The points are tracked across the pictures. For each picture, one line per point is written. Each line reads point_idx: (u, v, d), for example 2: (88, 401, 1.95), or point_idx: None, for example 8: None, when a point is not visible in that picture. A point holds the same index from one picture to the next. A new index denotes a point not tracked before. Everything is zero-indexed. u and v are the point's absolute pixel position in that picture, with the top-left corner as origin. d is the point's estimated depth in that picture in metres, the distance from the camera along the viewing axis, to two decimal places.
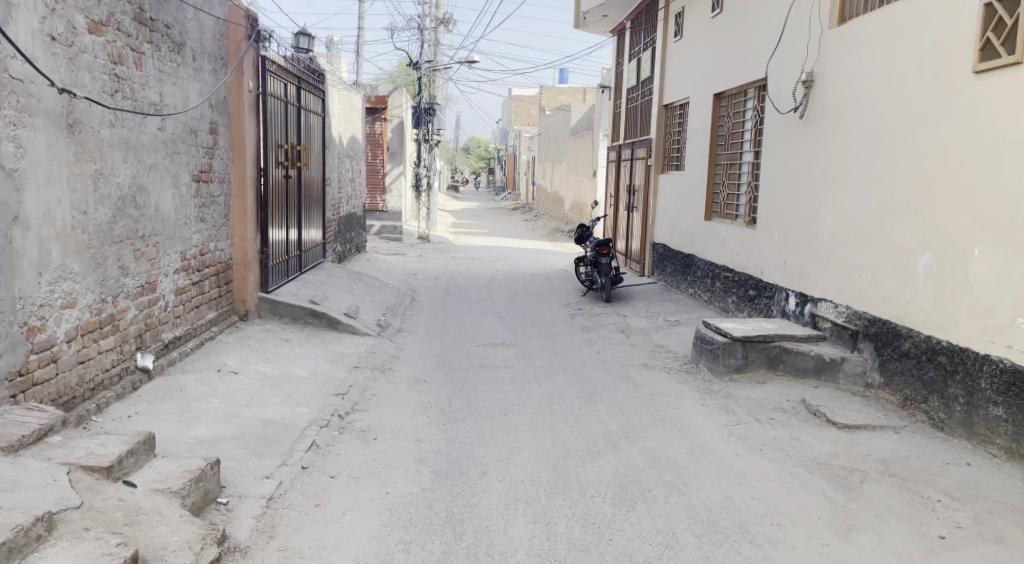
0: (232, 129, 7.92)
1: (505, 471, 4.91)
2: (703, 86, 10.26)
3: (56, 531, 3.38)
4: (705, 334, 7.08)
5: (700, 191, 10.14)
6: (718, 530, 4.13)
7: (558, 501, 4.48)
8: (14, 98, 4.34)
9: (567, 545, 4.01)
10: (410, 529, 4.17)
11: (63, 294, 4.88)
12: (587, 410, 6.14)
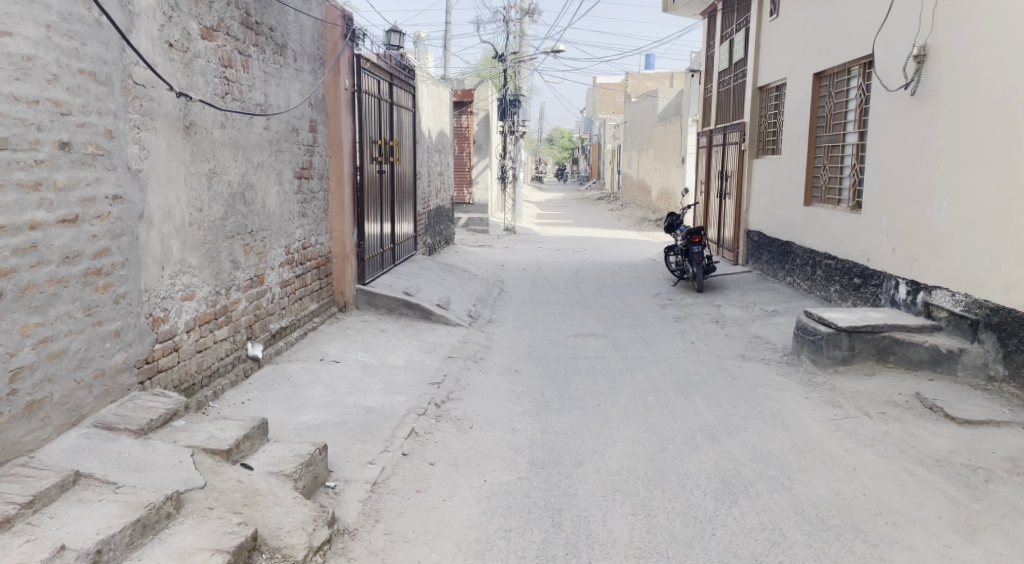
0: (330, 126, 8.18)
1: (602, 463, 4.93)
2: (802, 66, 9.99)
3: (183, 510, 3.59)
4: (807, 325, 6.93)
5: (800, 175, 9.89)
6: (829, 527, 4.06)
7: (657, 493, 4.49)
8: (139, 103, 4.56)
9: (669, 538, 4.01)
10: (510, 518, 4.26)
11: (182, 287, 5.16)
12: (684, 401, 6.11)
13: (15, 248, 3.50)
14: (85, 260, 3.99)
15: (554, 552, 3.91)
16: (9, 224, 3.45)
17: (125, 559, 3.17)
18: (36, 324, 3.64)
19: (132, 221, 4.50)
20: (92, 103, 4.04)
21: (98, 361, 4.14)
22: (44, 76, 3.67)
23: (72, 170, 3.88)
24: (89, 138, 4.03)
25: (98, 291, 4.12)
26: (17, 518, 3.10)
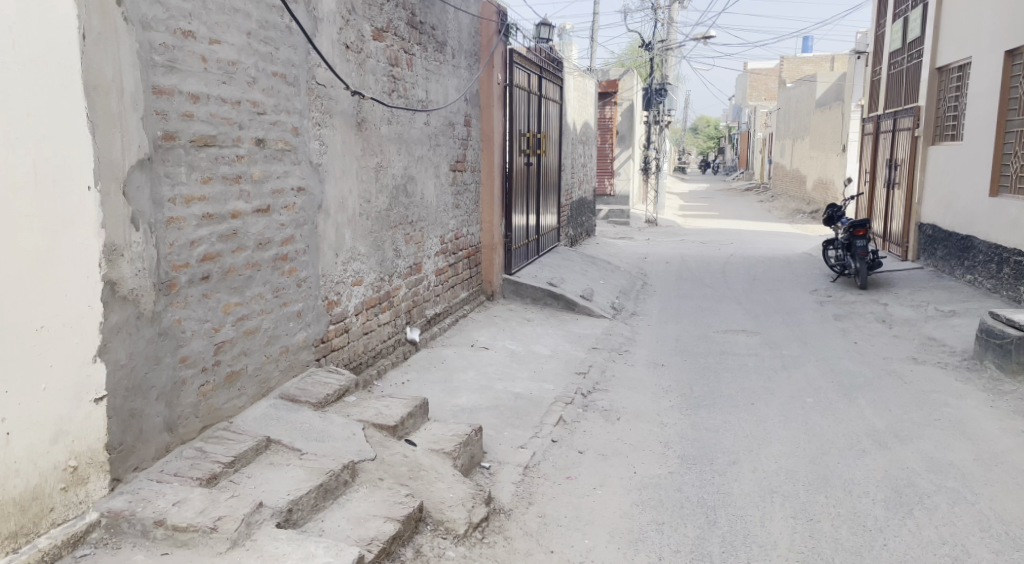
0: (483, 120, 8.45)
1: (758, 463, 4.89)
2: (991, 44, 9.34)
3: (357, 479, 3.89)
4: (993, 327, 6.54)
5: (987, 163, 9.29)
6: (1020, 548, 3.87)
7: (820, 498, 4.41)
8: (320, 101, 4.93)
9: (834, 544, 3.94)
10: (663, 511, 4.31)
11: (353, 273, 5.53)
12: (847, 404, 5.93)
13: (221, 234, 3.88)
14: (274, 247, 4.39)
15: (710, 549, 3.93)
16: (217, 212, 3.84)
17: (309, 519, 3.46)
18: (235, 303, 4.03)
19: (313, 211, 4.88)
20: (283, 103, 4.41)
21: (283, 338, 4.52)
22: (245, 79, 4.04)
23: (265, 164, 4.26)
24: (280, 135, 4.41)
25: (284, 275, 4.51)
26: (221, 475, 3.46)
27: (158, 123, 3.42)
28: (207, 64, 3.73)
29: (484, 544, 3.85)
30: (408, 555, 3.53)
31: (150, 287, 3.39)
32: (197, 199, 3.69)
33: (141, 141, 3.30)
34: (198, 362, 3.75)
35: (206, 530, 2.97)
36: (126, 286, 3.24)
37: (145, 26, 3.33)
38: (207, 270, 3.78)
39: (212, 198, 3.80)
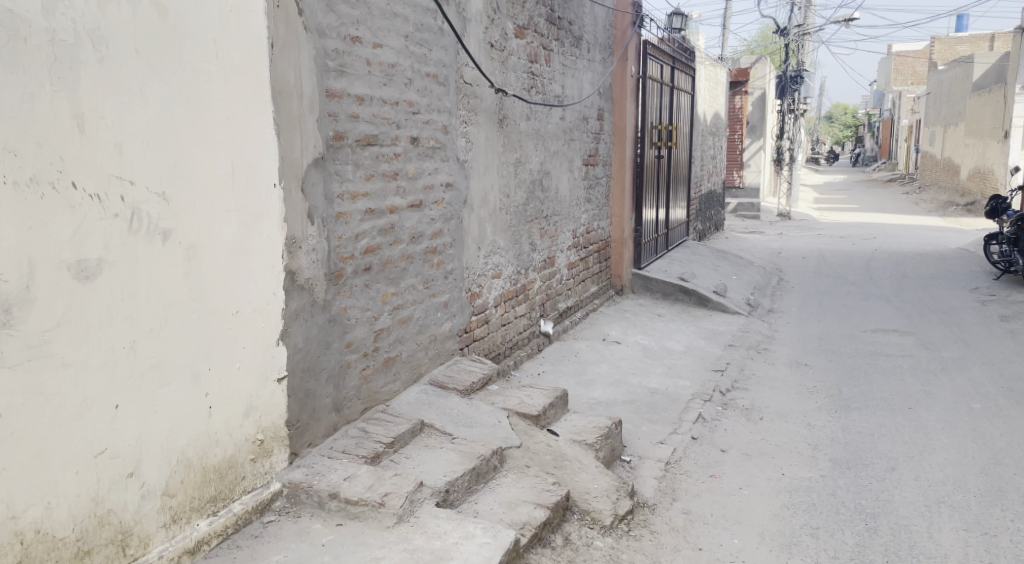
0: (616, 113, 8.45)
1: (920, 471, 4.70)
2: None
3: (505, 465, 4.03)
4: None
5: None
6: None
7: (993, 511, 4.20)
8: (467, 99, 5.10)
9: (1012, 561, 3.76)
10: (816, 515, 4.23)
11: (493, 266, 5.69)
12: (1019, 411, 5.59)
13: (380, 228, 4.10)
14: (425, 240, 4.59)
15: (872, 558, 3.83)
16: (378, 207, 4.06)
17: (464, 500, 3.63)
18: (392, 294, 4.25)
19: (459, 206, 5.06)
20: (435, 102, 4.61)
21: (432, 328, 4.72)
22: (403, 80, 4.25)
23: (419, 161, 4.46)
24: (431, 134, 4.60)
25: (434, 267, 4.70)
26: (383, 455, 3.71)
27: (330, 124, 3.67)
28: (372, 67, 3.95)
29: (631, 537, 3.90)
30: (559, 542, 3.63)
31: (322, 278, 3.64)
32: (361, 195, 3.92)
33: (316, 142, 3.56)
34: (361, 348, 3.99)
35: (374, 505, 3.21)
36: (303, 276, 3.51)
37: (321, 34, 3.58)
38: (369, 262, 4.01)
39: (374, 194, 4.02)
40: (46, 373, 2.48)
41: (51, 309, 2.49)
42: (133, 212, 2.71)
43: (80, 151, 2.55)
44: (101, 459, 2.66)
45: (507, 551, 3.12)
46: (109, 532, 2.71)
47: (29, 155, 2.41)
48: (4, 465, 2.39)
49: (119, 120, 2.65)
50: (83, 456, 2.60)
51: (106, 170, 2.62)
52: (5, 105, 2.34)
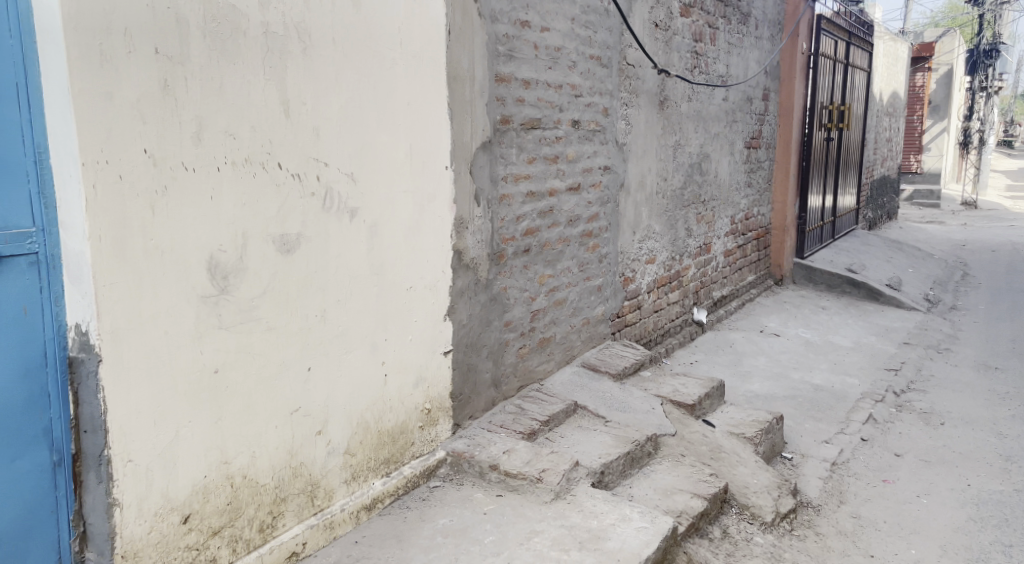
0: (783, 93, 8.13)
1: None
2: None
3: (659, 452, 4.02)
4: None
5: None
6: None
7: None
8: (629, 81, 5.07)
9: None
10: (1006, 532, 3.94)
11: (647, 251, 5.64)
12: None
13: (540, 211, 4.17)
14: (582, 223, 4.62)
15: None
16: (538, 190, 4.13)
17: (618, 483, 3.67)
18: (548, 275, 4.31)
19: (617, 189, 5.05)
20: (597, 85, 4.62)
21: (586, 311, 4.76)
22: (568, 63, 4.29)
23: (579, 144, 4.50)
24: (593, 116, 4.62)
25: (589, 250, 4.73)
26: (539, 432, 3.81)
27: (498, 108, 3.77)
28: (539, 51, 4.02)
29: (794, 536, 3.80)
30: (716, 534, 3.60)
31: (485, 257, 3.76)
32: (523, 177, 4.01)
33: (485, 125, 3.67)
34: (519, 327, 4.09)
35: (533, 479, 3.33)
36: (468, 255, 3.65)
37: (493, 19, 3.68)
38: (528, 244, 4.09)
39: (535, 177, 4.10)
40: (254, 335, 2.73)
41: (260, 277, 2.73)
42: (326, 191, 2.93)
43: (285, 133, 2.77)
44: (295, 416, 2.90)
45: (666, 536, 3.13)
46: (300, 483, 2.96)
47: (245, 138, 2.65)
48: (219, 416, 2.66)
49: (317, 106, 2.87)
50: (281, 413, 2.85)
51: (305, 152, 2.84)
52: (229, 93, 2.59)
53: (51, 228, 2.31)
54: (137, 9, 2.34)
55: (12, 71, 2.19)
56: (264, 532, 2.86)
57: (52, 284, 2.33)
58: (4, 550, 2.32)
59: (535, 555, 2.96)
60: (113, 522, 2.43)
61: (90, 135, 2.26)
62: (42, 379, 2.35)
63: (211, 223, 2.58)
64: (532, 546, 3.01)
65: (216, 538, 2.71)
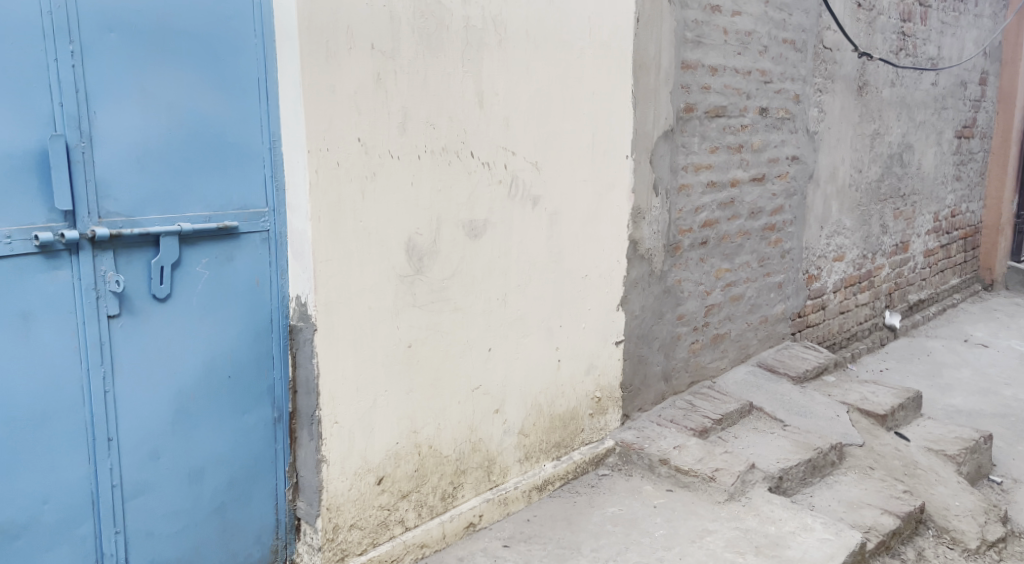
0: (1002, 78, 7.42)
1: None
2: None
3: (844, 463, 3.81)
4: None
5: None
6: None
7: None
8: (824, 66, 4.81)
9: None
10: None
11: (836, 248, 5.34)
12: None
13: (720, 202, 4.06)
14: (764, 216, 4.45)
15: None
16: (720, 180, 4.02)
17: (798, 490, 3.53)
18: (726, 270, 4.19)
19: (805, 180, 4.81)
20: (788, 71, 4.42)
21: (763, 308, 4.58)
22: (758, 48, 4.13)
23: (766, 133, 4.33)
24: (782, 104, 4.43)
25: (770, 245, 4.55)
26: (711, 430, 3.73)
27: (683, 96, 3.70)
28: (728, 37, 3.90)
29: None
30: (910, 555, 3.36)
31: (661, 248, 3.71)
32: (704, 167, 3.91)
33: (669, 113, 3.62)
34: (692, 321, 4.00)
35: (705, 477, 3.28)
36: (645, 246, 3.62)
37: (683, 5, 3.61)
38: (706, 236, 4.00)
39: (717, 166, 3.99)
40: (443, 315, 2.86)
41: (450, 259, 2.85)
42: (512, 178, 3.00)
43: (478, 123, 2.87)
44: (476, 394, 3.01)
45: (852, 551, 2.97)
46: (479, 458, 3.07)
47: (443, 126, 2.77)
48: (410, 388, 2.81)
49: (509, 96, 2.95)
50: (463, 390, 2.97)
51: (495, 141, 2.93)
52: (431, 83, 2.71)
53: (280, 209, 2.55)
54: (358, 6, 2.49)
55: (255, 67, 2.45)
56: (446, 500, 2.99)
57: (279, 260, 2.58)
58: (236, 493, 2.59)
59: (709, 555, 2.91)
60: (322, 476, 2.63)
61: (313, 124, 2.45)
62: (268, 342, 2.61)
63: (410, 206, 2.72)
64: (705, 545, 2.97)
65: (405, 501, 2.86)
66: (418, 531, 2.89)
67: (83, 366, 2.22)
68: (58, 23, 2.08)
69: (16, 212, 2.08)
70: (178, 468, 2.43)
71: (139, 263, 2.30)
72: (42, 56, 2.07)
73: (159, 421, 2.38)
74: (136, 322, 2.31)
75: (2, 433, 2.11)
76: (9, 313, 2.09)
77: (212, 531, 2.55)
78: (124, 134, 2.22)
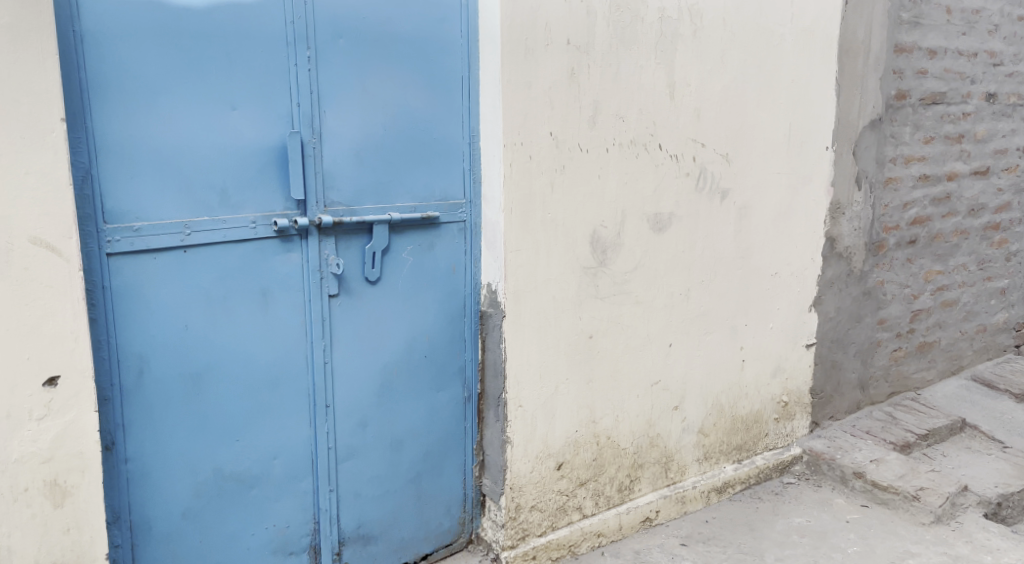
0: None
1: None
2: None
3: None
4: None
5: None
6: None
7: None
8: None
9: None
10: None
11: None
12: None
13: (934, 197, 3.70)
14: (987, 214, 3.99)
15: None
16: (934, 173, 3.66)
17: (1019, 520, 3.18)
18: (937, 272, 3.81)
19: None
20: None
21: (982, 317, 4.12)
22: (988, 26, 3.71)
23: (992, 121, 3.88)
24: (1014, 88, 3.95)
25: (994, 246, 4.08)
26: (914, 446, 3.45)
27: (894, 81, 3.41)
28: (952, 16, 3.54)
29: None
30: None
31: (862, 246, 3.46)
32: (916, 159, 3.58)
33: (876, 101, 3.36)
34: (895, 326, 3.69)
35: (908, 496, 3.04)
36: (843, 244, 3.40)
37: None
38: (915, 234, 3.66)
39: (932, 158, 3.64)
40: (625, 308, 2.85)
41: (634, 252, 2.84)
42: (700, 171, 2.92)
43: (668, 116, 2.82)
44: (655, 389, 2.98)
45: None
46: (656, 453, 3.03)
47: (632, 119, 2.76)
48: (591, 378, 2.83)
49: (702, 87, 2.87)
50: (643, 384, 2.95)
51: (684, 133, 2.87)
52: (622, 78, 2.71)
53: (475, 200, 2.66)
54: (555, 3, 2.53)
55: (459, 66, 2.56)
56: (623, 492, 2.98)
57: (473, 248, 2.68)
58: (429, 465, 2.73)
59: None
60: (507, 456, 2.69)
61: (510, 118, 2.51)
62: (462, 325, 2.72)
63: (595, 200, 2.73)
64: None
65: (582, 489, 2.88)
66: (596, 519, 2.91)
67: (308, 340, 2.42)
68: (299, 31, 2.26)
69: (259, 200, 2.28)
70: (382, 438, 2.61)
71: (356, 248, 2.46)
72: (285, 59, 2.25)
73: (367, 394, 2.56)
74: (352, 302, 2.48)
75: (247, 395, 2.34)
76: (252, 291, 2.30)
77: (409, 499, 2.71)
78: (346, 131, 2.39)
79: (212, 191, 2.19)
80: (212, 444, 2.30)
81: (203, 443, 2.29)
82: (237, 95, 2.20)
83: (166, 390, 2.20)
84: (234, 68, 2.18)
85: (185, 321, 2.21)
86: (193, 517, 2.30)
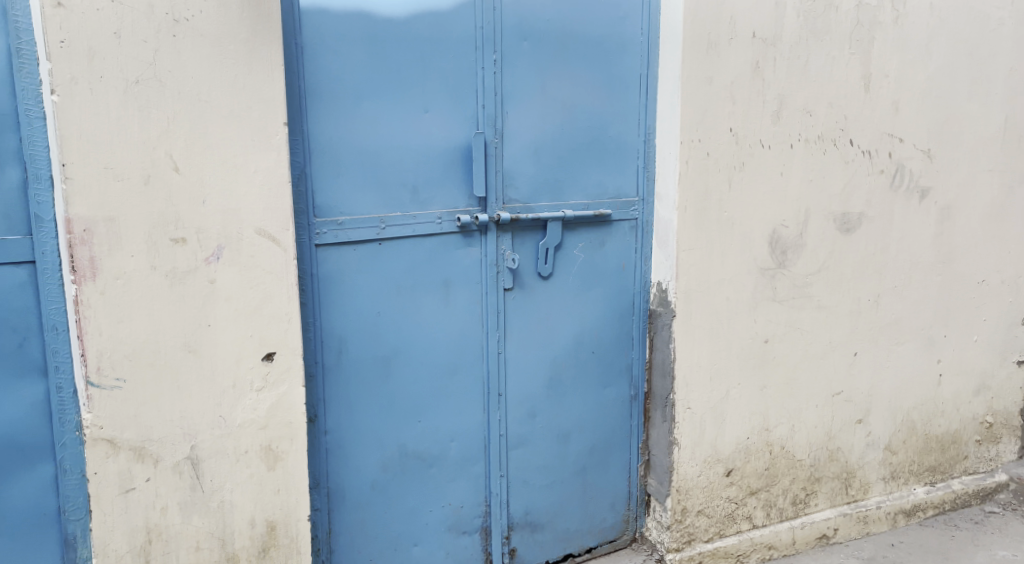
0: None
1: None
2: None
3: None
4: None
5: None
6: None
7: None
8: None
9: None
10: None
11: None
12: None
13: None
14: None
15: None
16: None
17: None
18: None
19: None
20: None
21: None
22: None
23: None
24: None
25: None
26: None
27: None
28: None
29: None
30: None
31: None
32: None
33: None
34: None
35: None
36: None
37: None
38: None
39: None
40: (805, 312, 2.72)
41: (817, 254, 2.70)
42: (896, 168, 2.75)
43: (863, 110, 2.67)
44: (836, 400, 2.83)
45: None
46: (835, 467, 2.87)
47: (821, 114, 2.62)
48: (765, 384, 2.72)
49: (902, 78, 2.69)
50: (823, 394, 2.80)
51: (880, 127, 2.70)
52: (812, 70, 2.57)
53: (649, 198, 2.65)
54: None
55: (637, 65, 2.56)
56: (796, 505, 2.84)
57: (644, 246, 2.67)
58: (595, 460, 2.76)
59: None
60: (673, 459, 2.65)
61: (688, 116, 2.45)
62: (630, 323, 2.72)
63: (777, 199, 2.61)
64: None
65: (753, 498, 2.78)
66: (767, 531, 2.80)
67: (484, 331, 2.52)
68: (486, 35, 2.36)
69: (444, 197, 2.40)
70: (550, 429, 2.68)
71: (529, 244, 2.53)
72: (472, 63, 2.36)
73: (538, 385, 2.63)
74: (525, 296, 2.56)
75: (429, 380, 2.48)
76: (435, 282, 2.44)
77: (574, 492, 2.75)
78: (525, 130, 2.46)
79: (405, 188, 2.34)
80: (397, 424, 2.46)
81: (390, 423, 2.45)
82: (429, 98, 2.33)
83: (360, 371, 2.38)
84: (427, 72, 2.31)
85: (378, 308, 2.37)
86: (380, 490, 2.47)
